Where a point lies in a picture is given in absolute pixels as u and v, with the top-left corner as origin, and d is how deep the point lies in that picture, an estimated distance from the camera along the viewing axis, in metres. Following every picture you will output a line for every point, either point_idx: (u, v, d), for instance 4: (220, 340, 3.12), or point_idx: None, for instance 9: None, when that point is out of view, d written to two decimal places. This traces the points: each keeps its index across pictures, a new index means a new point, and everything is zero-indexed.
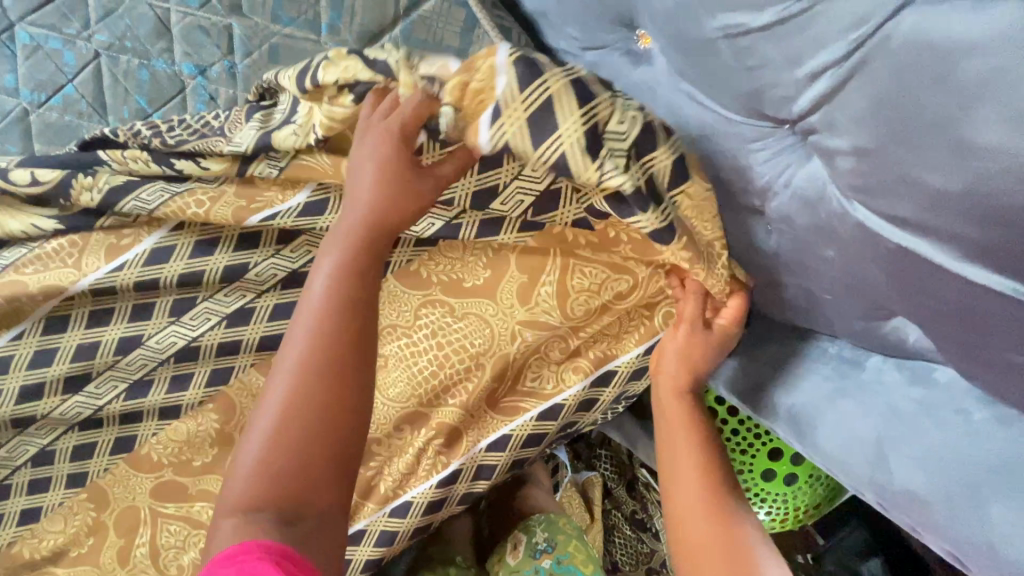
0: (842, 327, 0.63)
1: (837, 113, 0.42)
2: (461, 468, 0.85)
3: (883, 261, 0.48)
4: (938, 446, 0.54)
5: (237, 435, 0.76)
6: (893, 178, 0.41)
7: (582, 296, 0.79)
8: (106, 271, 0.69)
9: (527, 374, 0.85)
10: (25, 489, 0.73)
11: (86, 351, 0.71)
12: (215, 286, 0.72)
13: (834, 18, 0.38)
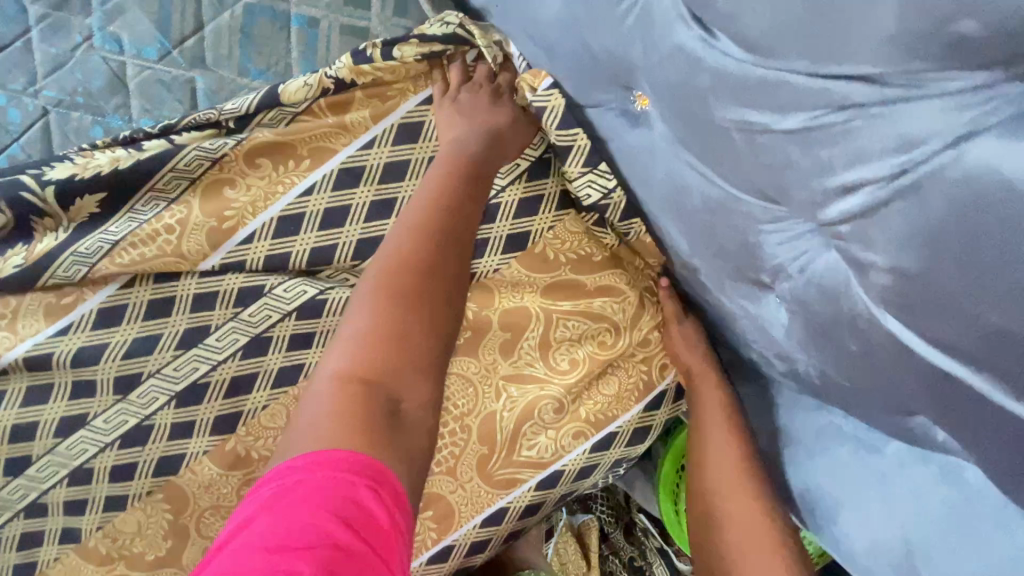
0: (861, 412, 0.59)
1: (870, 228, 0.37)
2: (453, 543, 0.80)
3: (918, 376, 0.42)
4: (972, 563, 0.51)
5: (190, 525, 0.68)
6: (939, 307, 0.36)
7: (567, 349, 0.79)
8: (46, 334, 0.64)
9: (521, 443, 0.80)
10: None
11: (28, 432, 0.64)
12: (164, 353, 0.66)
13: (874, 137, 0.34)
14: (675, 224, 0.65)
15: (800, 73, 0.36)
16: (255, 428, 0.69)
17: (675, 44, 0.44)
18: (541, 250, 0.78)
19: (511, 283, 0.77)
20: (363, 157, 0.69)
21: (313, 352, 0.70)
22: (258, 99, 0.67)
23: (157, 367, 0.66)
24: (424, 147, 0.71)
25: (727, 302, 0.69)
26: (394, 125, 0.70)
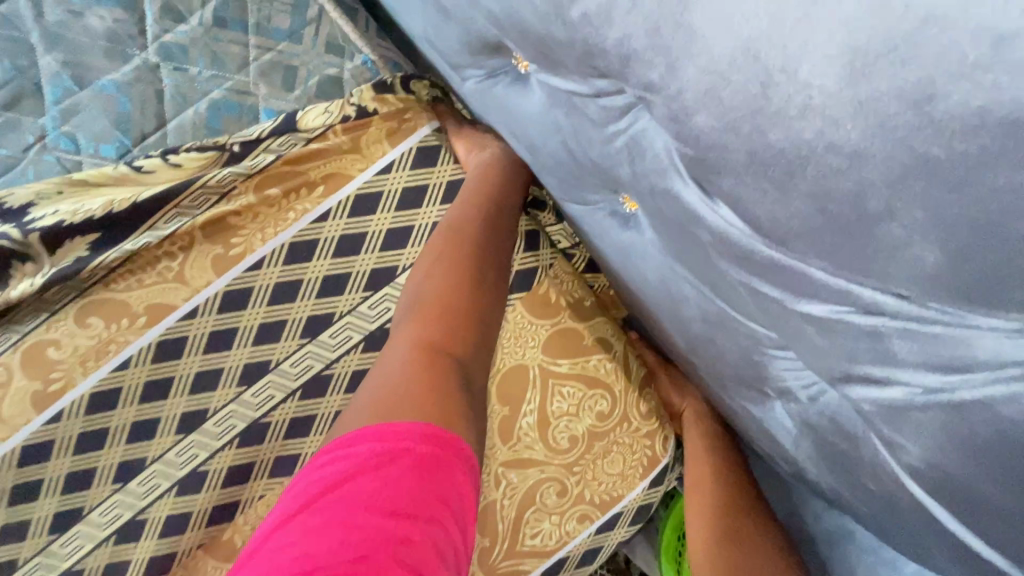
0: (880, 537, 0.55)
1: (898, 420, 0.36)
2: None
3: (943, 542, 0.39)
4: None
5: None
6: (975, 507, 0.35)
7: (565, 425, 0.77)
8: (39, 423, 0.63)
9: (524, 532, 0.75)
10: None
11: (16, 532, 0.64)
12: (166, 438, 0.67)
13: (913, 349, 0.33)
14: (669, 325, 0.63)
15: (819, 271, 0.34)
16: (252, 518, 0.70)
17: (671, 190, 0.40)
18: (545, 290, 0.78)
19: (513, 330, 0.76)
20: (380, 183, 0.68)
21: (311, 439, 0.70)
22: (275, 124, 0.65)
23: (159, 452, 0.67)
24: (442, 171, 0.70)
25: (731, 402, 0.65)
26: (415, 147, 0.69)
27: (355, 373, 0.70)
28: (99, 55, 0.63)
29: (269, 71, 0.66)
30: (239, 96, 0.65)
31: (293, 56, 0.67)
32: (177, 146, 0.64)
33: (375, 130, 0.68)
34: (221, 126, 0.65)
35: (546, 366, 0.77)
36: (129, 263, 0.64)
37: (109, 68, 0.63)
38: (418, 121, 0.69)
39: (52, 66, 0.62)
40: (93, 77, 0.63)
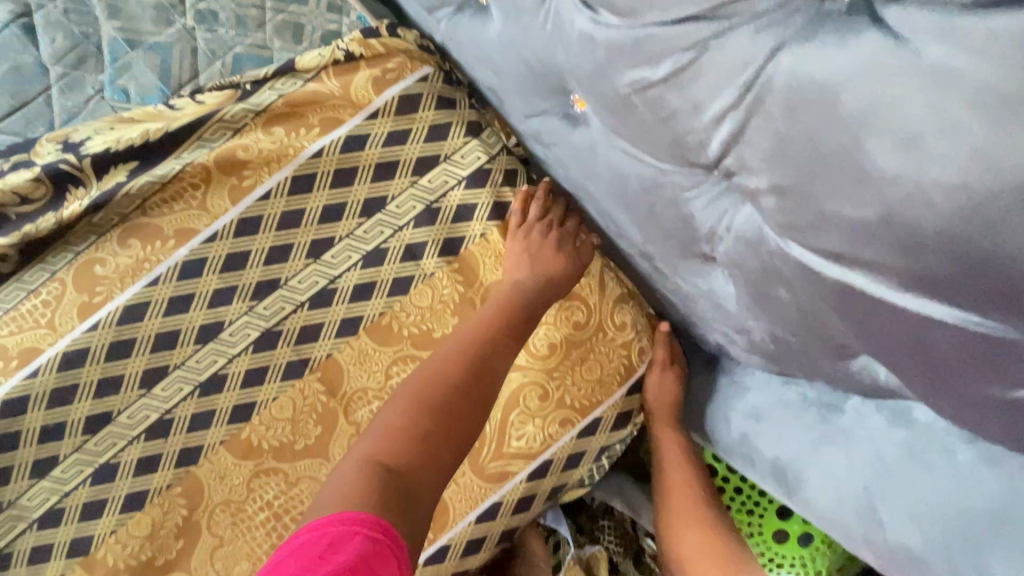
0: (815, 370, 0.60)
1: (748, 152, 0.45)
2: (449, 543, 0.81)
3: (831, 299, 0.47)
4: (926, 497, 0.50)
5: (202, 520, 0.79)
6: (813, 213, 0.43)
7: (544, 332, 0.83)
8: (79, 330, 0.75)
9: (510, 433, 0.82)
10: (24, 559, 0.75)
11: (55, 431, 0.75)
12: (186, 348, 0.77)
13: (719, 68, 0.43)
14: (623, 216, 0.72)
15: (655, 25, 0.45)
16: (267, 417, 0.79)
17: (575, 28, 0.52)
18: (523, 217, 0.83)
19: (492, 248, 0.82)
20: (369, 126, 0.79)
21: (319, 343, 0.80)
22: (279, 66, 0.78)
23: (181, 360, 0.77)
24: (424, 115, 0.80)
25: (684, 283, 0.73)
26: (400, 93, 0.80)
27: (356, 286, 0.80)
28: (147, 21, 0.78)
29: (281, 29, 0.81)
30: (258, 50, 0.80)
31: (301, 16, 0.81)
32: (203, 87, 0.78)
33: (364, 77, 0.79)
34: (239, 72, 0.78)
35: None
36: (161, 192, 0.76)
37: (154, 31, 0.78)
38: (401, 72, 0.80)
39: (110, 32, 0.77)
40: (143, 39, 0.78)
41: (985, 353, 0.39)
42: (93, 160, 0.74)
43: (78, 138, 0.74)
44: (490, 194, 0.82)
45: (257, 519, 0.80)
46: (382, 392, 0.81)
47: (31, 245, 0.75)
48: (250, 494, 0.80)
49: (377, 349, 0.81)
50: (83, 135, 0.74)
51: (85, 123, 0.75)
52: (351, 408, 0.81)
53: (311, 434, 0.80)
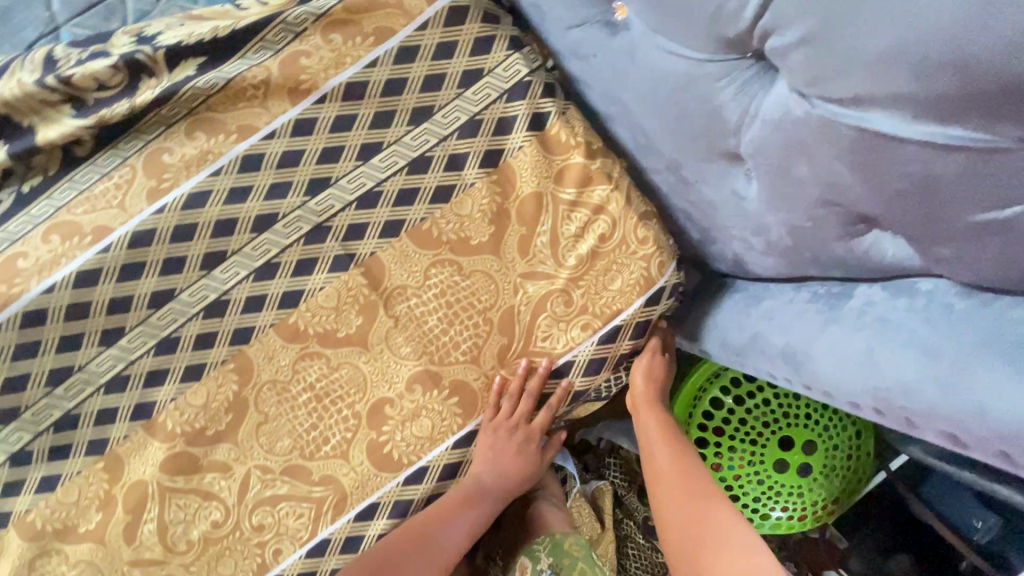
0: (827, 258, 0.66)
1: (783, 8, 0.51)
2: (476, 429, 0.88)
3: (851, 150, 0.53)
4: (924, 336, 0.55)
5: (251, 396, 0.86)
6: (836, 57, 0.49)
7: (573, 243, 0.88)
8: (147, 212, 0.81)
9: (537, 333, 0.88)
10: (93, 418, 0.84)
11: (123, 304, 0.82)
12: (244, 235, 0.83)
13: None
14: (656, 125, 0.77)
15: None
16: (314, 306, 0.86)
17: None
18: (559, 131, 0.87)
19: (528, 160, 0.87)
20: (419, 37, 0.84)
21: (364, 241, 0.85)
22: None
23: (238, 247, 0.84)
24: (470, 29, 0.85)
25: (713, 192, 0.77)
26: (449, 6, 0.85)
27: (402, 190, 0.85)
28: None
29: None
30: None
31: None
32: None
33: None
34: None
35: (556, 192, 0.87)
36: (225, 89, 0.82)
37: None
38: None
39: None
40: None
41: (985, 165, 0.45)
42: (165, 52, 0.79)
43: (152, 32, 0.80)
44: (530, 106, 0.86)
45: (300, 399, 0.87)
46: (420, 290, 0.87)
47: (105, 131, 0.81)
48: (295, 376, 0.86)
49: (417, 251, 0.86)
50: (156, 30, 0.80)
51: (157, 21, 0.82)
52: (390, 303, 0.87)
53: (352, 324, 0.86)
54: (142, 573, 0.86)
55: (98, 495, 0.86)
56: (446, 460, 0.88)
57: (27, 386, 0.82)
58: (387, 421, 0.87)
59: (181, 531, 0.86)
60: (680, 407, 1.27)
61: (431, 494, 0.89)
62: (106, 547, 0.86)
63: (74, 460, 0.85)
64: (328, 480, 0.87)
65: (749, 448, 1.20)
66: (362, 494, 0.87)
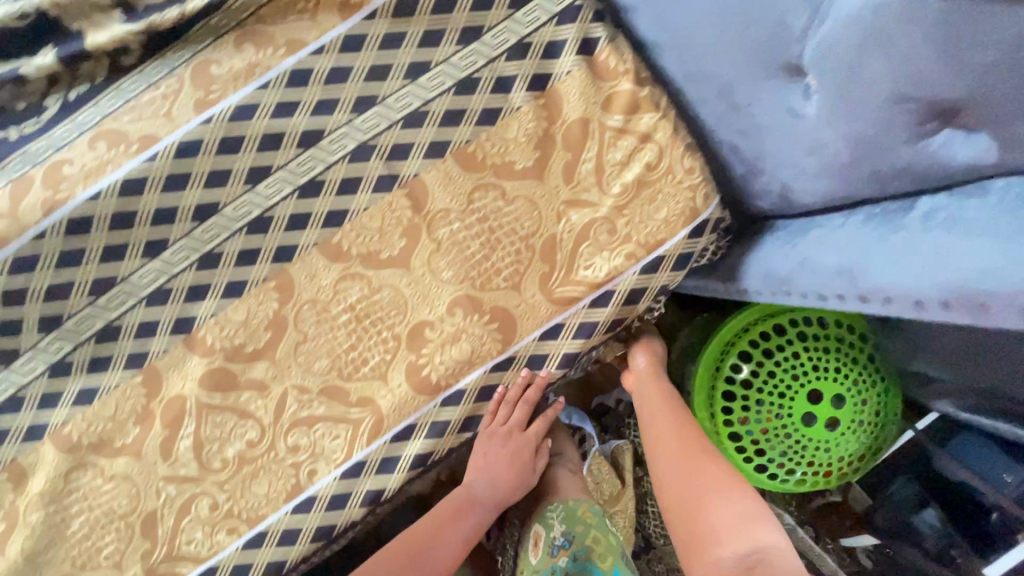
0: (890, 170, 0.65)
1: None
2: (514, 355, 0.88)
3: (935, 29, 0.53)
4: (996, 222, 0.54)
5: (291, 314, 0.86)
6: None
7: (618, 172, 0.87)
8: (194, 123, 0.80)
9: (579, 262, 0.87)
10: (134, 331, 0.85)
11: (167, 216, 0.82)
12: (289, 151, 0.83)
13: None
14: (712, 46, 0.77)
15: None
16: (357, 226, 0.86)
17: None
18: (608, 58, 0.87)
19: (576, 86, 0.86)
20: None
21: (409, 162, 0.85)
22: None
23: (284, 162, 0.83)
24: None
25: (766, 115, 0.77)
26: None
27: (448, 111, 0.85)
28: None
29: None
30: None
31: None
32: None
33: None
34: None
35: (603, 120, 0.87)
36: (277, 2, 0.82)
37: None
38: None
39: None
40: None
41: None
42: None
43: None
44: (579, 32, 0.86)
45: (340, 320, 0.86)
46: (463, 214, 0.86)
47: (154, 40, 0.81)
48: (336, 296, 0.86)
49: (461, 174, 0.86)
50: None
51: None
52: (433, 225, 0.86)
53: (394, 246, 0.86)
54: (177, 488, 0.86)
55: (135, 409, 0.86)
56: (483, 385, 0.88)
57: (69, 295, 0.82)
58: (426, 345, 0.87)
59: (217, 448, 0.86)
60: (705, 365, 1.28)
61: (465, 419, 0.89)
62: (143, 461, 0.86)
63: (113, 373, 0.85)
64: (366, 402, 0.87)
65: (776, 402, 1.21)
66: (399, 416, 0.87)
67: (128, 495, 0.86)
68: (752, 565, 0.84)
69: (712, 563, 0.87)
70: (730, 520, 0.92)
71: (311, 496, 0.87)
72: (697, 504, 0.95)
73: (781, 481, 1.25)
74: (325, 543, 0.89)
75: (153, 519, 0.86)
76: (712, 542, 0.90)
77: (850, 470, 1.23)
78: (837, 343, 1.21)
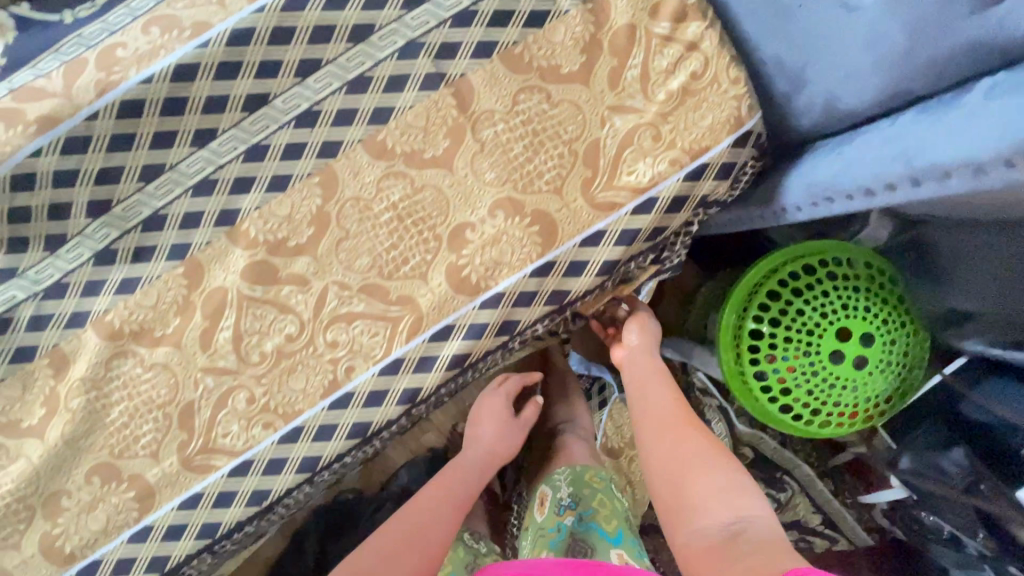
0: (947, 55, 0.68)
1: None
2: (555, 260, 0.88)
3: None
4: None
5: (334, 210, 0.86)
6: None
7: (663, 80, 0.87)
8: (248, 10, 0.80)
9: (622, 168, 0.87)
10: (178, 221, 0.85)
11: (217, 105, 0.82)
12: (339, 45, 0.83)
13: None
14: None
15: None
16: (402, 124, 0.86)
17: None
18: None
19: None
20: None
21: (456, 62, 0.86)
22: None
23: (334, 56, 0.84)
24: None
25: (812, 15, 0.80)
26: None
27: (497, 11, 0.85)
28: None
29: None
30: None
31: None
32: None
33: None
34: None
35: (651, 27, 0.87)
36: None
37: None
38: None
39: None
40: None
41: None
42: None
43: None
44: None
45: (382, 218, 0.87)
46: (508, 116, 0.87)
47: None
48: (379, 194, 0.87)
49: (507, 76, 0.86)
50: None
51: None
52: (478, 126, 0.86)
53: (439, 146, 0.87)
54: (215, 380, 0.87)
55: (177, 299, 0.86)
56: (522, 289, 0.88)
57: (118, 180, 0.82)
58: (467, 246, 0.87)
59: (256, 342, 0.87)
60: (732, 307, 1.29)
61: (502, 323, 0.90)
62: (182, 352, 0.86)
63: (155, 263, 0.85)
64: (405, 301, 0.88)
65: (804, 341, 1.21)
66: (438, 316, 0.88)
67: (168, 384, 0.87)
68: (734, 533, 0.76)
69: (693, 534, 0.79)
70: (712, 491, 0.84)
71: (348, 392, 0.88)
72: (682, 475, 0.88)
73: (805, 423, 1.26)
74: (360, 441, 0.90)
75: (191, 411, 0.87)
76: (696, 512, 0.82)
77: (877, 413, 1.24)
78: (867, 284, 1.22)
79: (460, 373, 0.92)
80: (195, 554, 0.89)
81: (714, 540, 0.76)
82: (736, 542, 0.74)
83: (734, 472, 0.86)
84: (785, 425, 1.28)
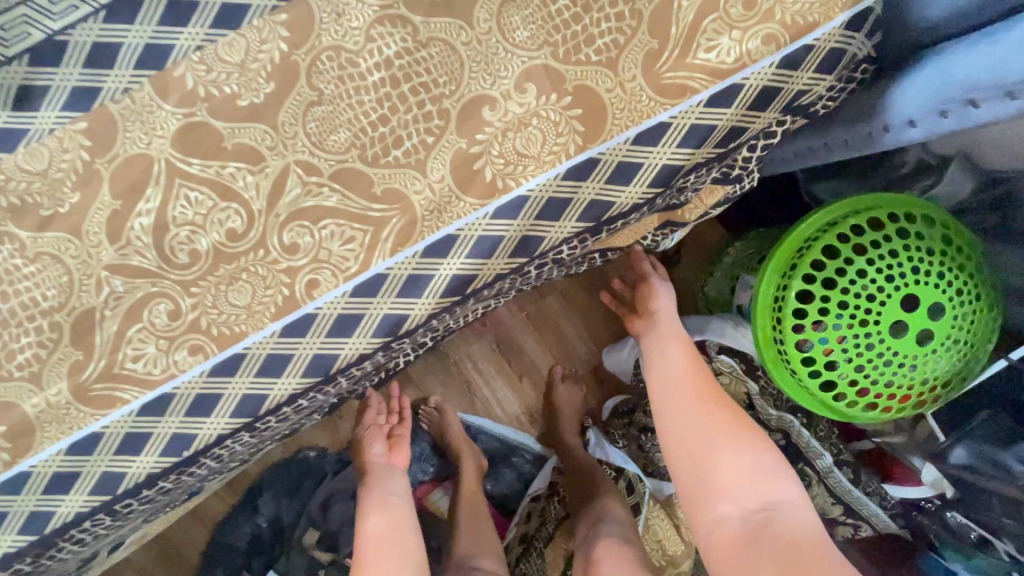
0: None
1: None
2: (599, 159, 0.66)
3: None
4: None
5: (303, 63, 0.63)
6: None
7: None
8: None
9: (699, 42, 0.64)
10: (82, 55, 0.61)
11: None
12: None
13: None
14: None
15: None
16: None
17: None
18: None
19: None
20: None
21: None
22: None
23: None
24: None
25: None
26: None
27: None
28: None
29: None
30: None
31: None
32: None
33: None
34: None
35: None
36: None
37: None
38: None
39: None
40: None
41: None
42: None
43: None
44: None
45: (370, 80, 0.64)
46: None
47: None
48: (368, 46, 0.64)
49: None
50: None
51: None
52: None
53: None
54: (125, 284, 0.64)
55: (75, 165, 0.62)
56: (551, 195, 0.67)
57: None
58: (483, 128, 0.65)
59: (186, 236, 0.64)
60: (775, 267, 1.09)
61: (519, 240, 0.69)
62: (81, 241, 0.63)
63: (45, 111, 0.62)
64: (393, 197, 0.65)
65: (862, 308, 0.99)
66: (436, 223, 0.65)
67: (59, 283, 0.63)
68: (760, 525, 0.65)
69: (713, 520, 0.68)
70: (735, 469, 0.71)
71: (309, 314, 0.65)
72: (698, 446, 0.74)
73: (844, 406, 1.06)
74: (321, 380, 0.70)
75: (89, 322, 0.64)
76: (716, 495, 0.70)
77: (931, 400, 1.04)
78: (943, 248, 1.01)
79: (458, 302, 0.71)
80: (86, 517, 0.67)
81: (736, 531, 0.66)
82: (761, 536, 0.64)
83: (760, 448, 0.73)
84: (818, 403, 1.08)
